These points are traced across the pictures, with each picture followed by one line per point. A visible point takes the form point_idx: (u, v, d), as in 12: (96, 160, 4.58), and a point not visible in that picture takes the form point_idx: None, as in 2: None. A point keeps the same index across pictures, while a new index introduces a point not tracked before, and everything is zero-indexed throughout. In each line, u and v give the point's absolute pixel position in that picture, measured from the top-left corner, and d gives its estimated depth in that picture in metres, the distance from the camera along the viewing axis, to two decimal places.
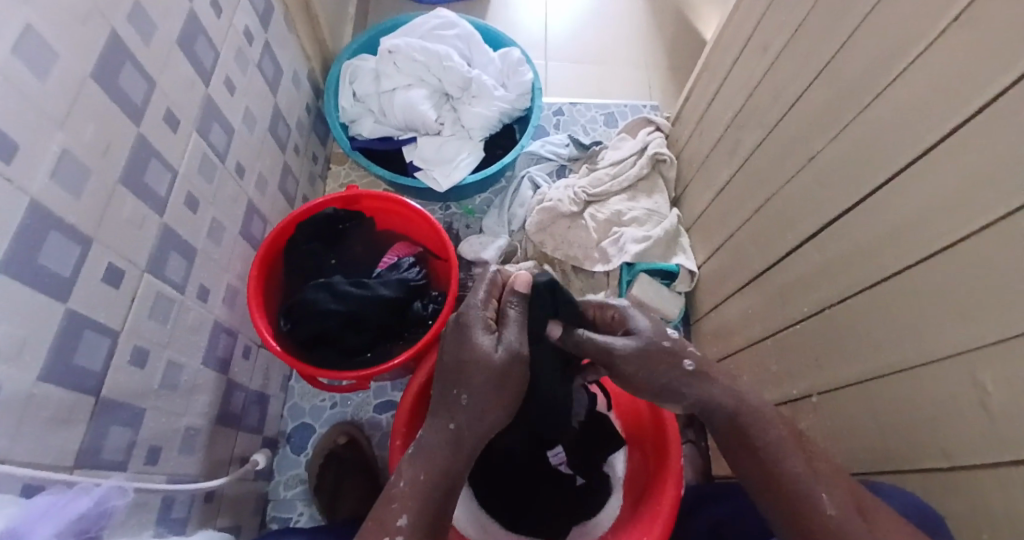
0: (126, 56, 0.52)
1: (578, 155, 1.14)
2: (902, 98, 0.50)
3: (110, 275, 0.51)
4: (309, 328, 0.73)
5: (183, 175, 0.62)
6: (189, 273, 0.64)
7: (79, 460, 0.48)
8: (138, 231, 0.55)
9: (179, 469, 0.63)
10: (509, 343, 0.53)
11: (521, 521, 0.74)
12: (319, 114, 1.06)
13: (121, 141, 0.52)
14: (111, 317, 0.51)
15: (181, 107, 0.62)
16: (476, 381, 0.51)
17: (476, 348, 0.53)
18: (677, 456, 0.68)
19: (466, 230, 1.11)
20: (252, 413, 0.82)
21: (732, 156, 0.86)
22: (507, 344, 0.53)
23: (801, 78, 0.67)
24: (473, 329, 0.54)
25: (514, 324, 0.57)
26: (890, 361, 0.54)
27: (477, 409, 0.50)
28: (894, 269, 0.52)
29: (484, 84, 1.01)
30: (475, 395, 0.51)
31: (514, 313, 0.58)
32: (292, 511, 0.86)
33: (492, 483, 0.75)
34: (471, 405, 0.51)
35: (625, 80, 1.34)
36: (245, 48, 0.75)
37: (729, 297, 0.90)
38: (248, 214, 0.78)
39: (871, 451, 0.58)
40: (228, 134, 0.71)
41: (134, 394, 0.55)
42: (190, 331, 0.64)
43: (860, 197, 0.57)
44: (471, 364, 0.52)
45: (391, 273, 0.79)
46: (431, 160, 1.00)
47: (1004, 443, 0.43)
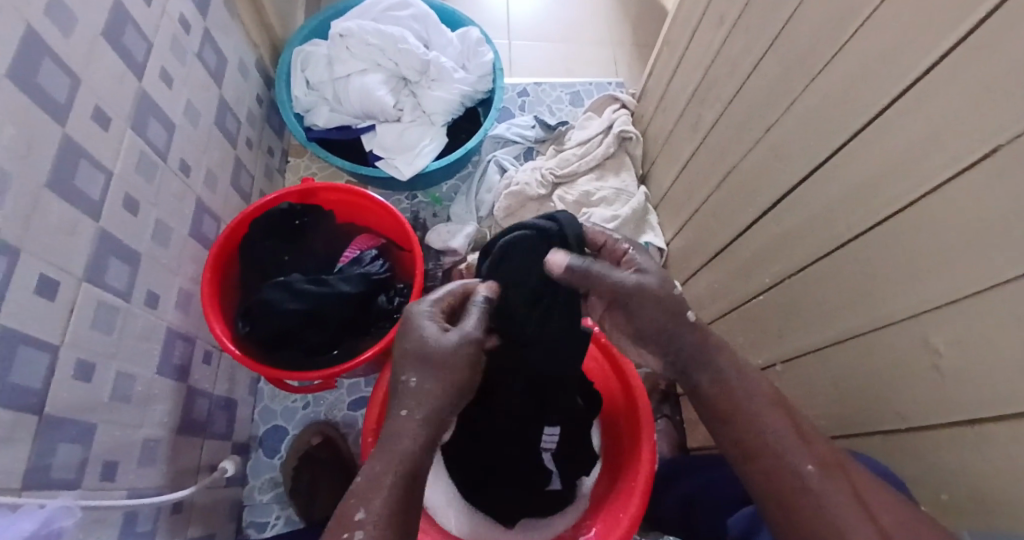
0: (44, 51, 0.48)
1: (544, 137, 1.11)
2: (855, 65, 0.49)
3: (43, 287, 0.48)
4: (267, 327, 0.71)
5: (119, 176, 0.59)
6: (134, 279, 0.61)
7: (25, 481, 0.46)
8: (72, 237, 0.52)
9: (140, 480, 0.61)
10: (464, 330, 0.51)
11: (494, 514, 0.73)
12: (272, 105, 1.02)
13: (44, 142, 0.48)
14: (49, 331, 0.49)
15: (111, 104, 0.58)
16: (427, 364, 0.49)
17: (428, 339, 0.50)
18: (650, 436, 0.67)
19: (433, 218, 1.08)
20: (219, 419, 0.79)
21: (694, 132, 0.85)
22: (463, 331, 0.51)
23: (755, 50, 0.66)
24: (423, 319, 0.52)
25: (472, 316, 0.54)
26: (848, 331, 0.54)
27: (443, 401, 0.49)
28: (850, 240, 0.52)
29: (442, 66, 0.98)
30: (424, 376, 0.49)
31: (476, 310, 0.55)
32: (269, 515, 0.84)
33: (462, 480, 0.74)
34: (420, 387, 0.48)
35: (589, 58, 1.32)
36: (182, 37, 0.71)
37: (697, 274, 0.89)
38: (197, 214, 0.74)
39: (834, 421, 0.59)
40: (168, 131, 0.68)
41: (82, 408, 0.52)
42: (140, 339, 0.62)
43: (816, 168, 0.56)
44: (432, 352, 0.49)
45: (353, 267, 0.77)
46: (392, 148, 0.97)
47: (959, 406, 0.43)
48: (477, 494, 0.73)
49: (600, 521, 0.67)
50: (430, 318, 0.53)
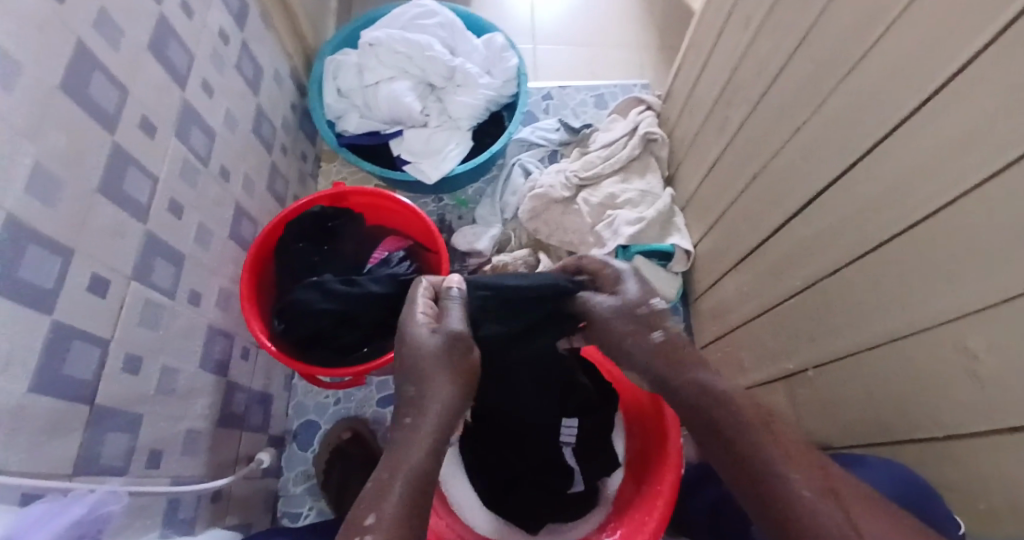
0: (94, 64, 0.52)
1: (569, 139, 1.12)
2: (883, 61, 0.49)
3: (95, 285, 0.51)
4: (301, 326, 0.73)
5: (164, 180, 0.62)
6: (177, 279, 0.64)
7: (77, 467, 0.49)
8: (120, 240, 0.55)
9: (181, 471, 0.64)
10: (448, 328, 0.55)
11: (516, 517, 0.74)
12: (306, 113, 1.06)
13: (96, 150, 0.52)
14: (100, 327, 0.52)
15: (157, 113, 0.61)
16: (423, 369, 0.52)
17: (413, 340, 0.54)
18: (676, 438, 0.67)
19: (460, 221, 1.10)
20: (255, 413, 0.83)
21: (721, 131, 0.85)
22: (446, 329, 0.55)
23: (783, 49, 0.65)
24: (410, 325, 0.56)
25: (454, 310, 0.58)
26: (882, 331, 0.53)
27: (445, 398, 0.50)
28: (882, 238, 0.51)
29: (468, 72, 0.99)
30: (435, 381, 0.51)
31: (453, 305, 0.59)
32: (302, 506, 0.87)
33: (486, 479, 0.75)
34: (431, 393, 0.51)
35: (614, 60, 1.32)
36: (221, 49, 0.75)
37: (725, 274, 0.88)
38: (236, 217, 0.78)
39: (869, 423, 0.58)
40: (208, 138, 0.71)
41: (129, 399, 0.55)
42: (182, 335, 0.65)
43: (847, 166, 0.55)
44: (417, 358, 0.53)
45: (382, 269, 0.80)
46: (420, 153, 0.99)
47: (1001, 409, 0.42)
48: (497, 492, 0.74)
49: (625, 521, 0.66)
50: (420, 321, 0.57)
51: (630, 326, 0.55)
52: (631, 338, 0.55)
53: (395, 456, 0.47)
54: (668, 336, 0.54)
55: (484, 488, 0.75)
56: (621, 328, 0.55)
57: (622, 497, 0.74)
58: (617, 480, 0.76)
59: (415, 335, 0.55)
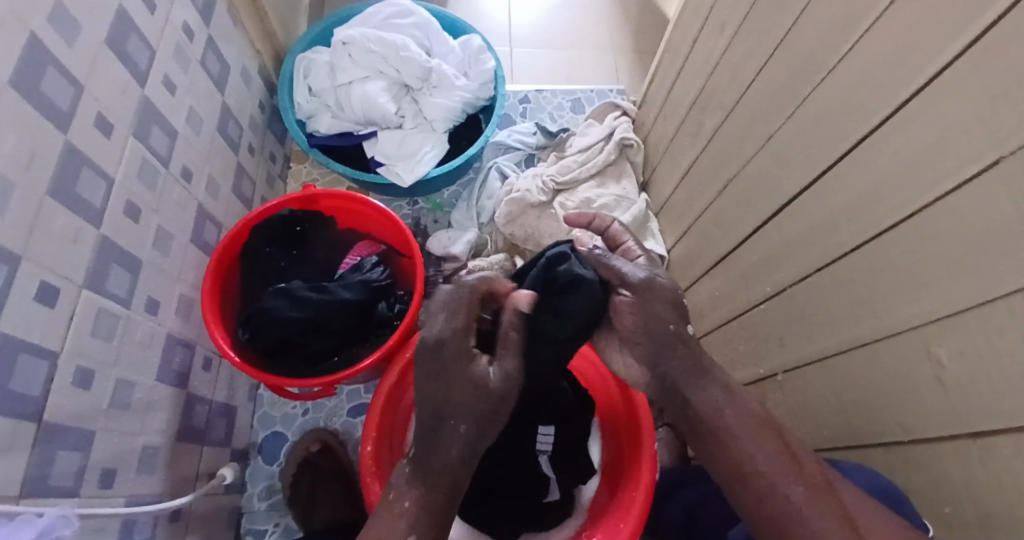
0: (47, 59, 0.49)
1: (545, 144, 1.12)
2: (855, 75, 0.49)
3: (45, 294, 0.48)
4: (268, 334, 0.70)
5: (121, 183, 0.59)
6: (135, 286, 0.61)
7: (24, 488, 0.46)
8: (73, 246, 0.52)
9: (138, 489, 0.61)
10: (504, 366, 0.50)
11: (492, 527, 0.73)
12: (274, 112, 1.03)
13: (47, 151, 0.49)
14: (49, 339, 0.49)
15: (114, 111, 0.58)
16: (477, 409, 0.47)
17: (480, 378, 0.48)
18: (650, 441, 0.68)
19: (435, 225, 1.09)
20: (218, 426, 0.79)
21: (696, 139, 0.85)
22: (502, 366, 0.50)
23: (757, 59, 0.66)
24: (466, 359, 0.48)
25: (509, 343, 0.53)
26: (851, 341, 0.54)
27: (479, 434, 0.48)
28: (852, 249, 0.52)
29: (444, 73, 0.98)
30: (475, 415, 0.48)
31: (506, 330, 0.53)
32: (268, 522, 0.84)
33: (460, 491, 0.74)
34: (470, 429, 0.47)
35: (590, 64, 1.32)
36: (185, 45, 0.72)
37: (698, 281, 0.89)
38: (199, 220, 0.75)
39: (836, 431, 0.59)
40: (170, 138, 0.68)
41: (81, 415, 0.52)
42: (140, 346, 0.62)
43: (818, 177, 0.56)
44: (476, 394, 0.48)
45: (354, 275, 0.77)
46: (394, 155, 0.97)
47: (964, 419, 0.43)
48: (471, 503, 0.73)
49: (602, 526, 0.66)
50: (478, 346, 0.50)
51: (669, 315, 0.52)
52: (673, 325, 0.51)
53: (417, 472, 0.48)
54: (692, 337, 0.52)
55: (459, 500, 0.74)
56: (664, 314, 0.51)
57: (597, 504, 0.75)
58: (592, 488, 0.78)
59: (471, 369, 0.48)
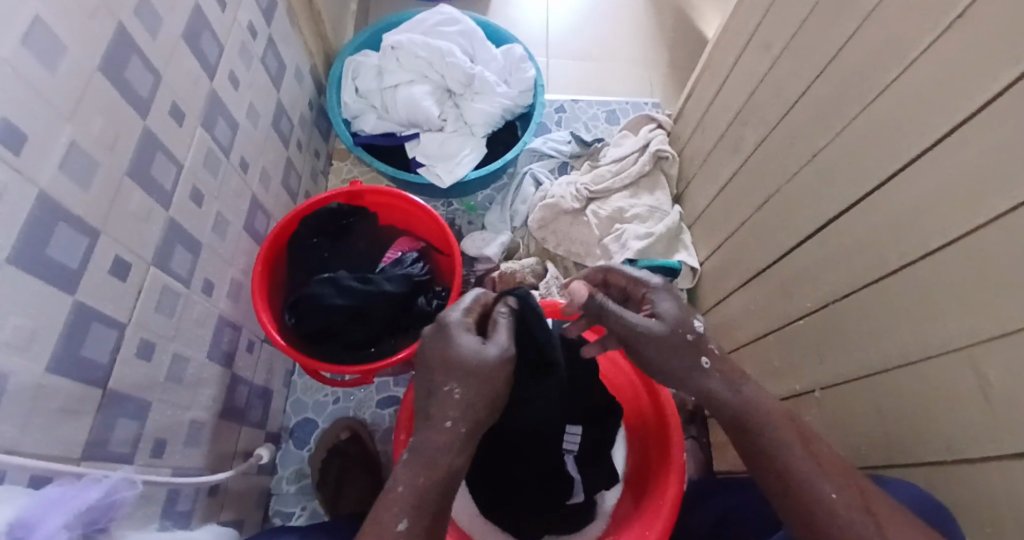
0: (132, 49, 0.52)
1: (580, 152, 1.14)
2: (905, 95, 0.50)
3: (118, 268, 0.51)
4: (312, 321, 0.73)
5: (188, 169, 0.62)
6: (194, 267, 0.64)
7: (86, 451, 0.48)
8: (144, 225, 0.55)
9: (184, 462, 0.64)
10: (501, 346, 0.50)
11: (517, 527, 0.73)
12: (322, 110, 1.07)
13: (127, 134, 0.52)
14: (119, 310, 0.52)
15: (186, 101, 0.62)
16: (462, 377, 0.47)
17: (469, 352, 0.48)
18: (679, 451, 0.68)
19: (468, 226, 1.11)
20: (256, 408, 0.82)
21: (735, 153, 0.86)
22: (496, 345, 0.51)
23: (803, 76, 0.67)
24: (456, 330, 0.50)
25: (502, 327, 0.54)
26: (894, 356, 0.54)
27: (475, 417, 0.47)
28: (897, 266, 0.53)
29: (486, 80, 1.01)
30: (465, 395, 0.47)
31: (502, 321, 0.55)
32: (295, 506, 0.86)
33: (484, 488, 0.75)
34: (461, 401, 0.46)
35: (626, 77, 1.34)
36: (249, 43, 0.75)
37: (732, 293, 0.90)
38: (251, 209, 0.78)
39: (874, 446, 0.59)
40: (232, 129, 0.71)
41: (140, 385, 0.55)
42: (194, 324, 0.64)
43: (863, 194, 0.57)
44: (460, 364, 0.48)
45: (395, 268, 0.79)
46: (434, 156, 1.00)
47: (1010, 438, 0.43)
48: (494, 500, 0.74)
49: (628, 532, 0.67)
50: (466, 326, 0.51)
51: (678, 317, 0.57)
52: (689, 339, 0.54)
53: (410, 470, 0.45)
54: (714, 367, 0.54)
55: (484, 498, 0.75)
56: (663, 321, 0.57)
57: (620, 512, 0.75)
58: (614, 494, 0.78)
59: (457, 341, 0.49)
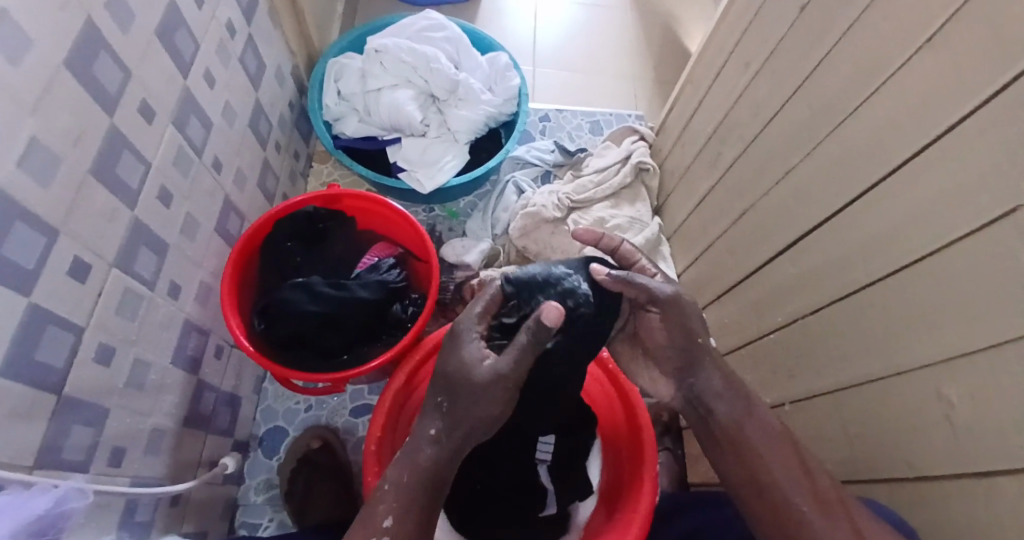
0: (101, 44, 0.50)
1: (563, 161, 1.13)
2: (878, 117, 0.51)
3: (77, 269, 0.49)
4: (283, 326, 0.72)
5: (157, 168, 0.60)
6: (160, 269, 0.62)
7: (38, 459, 0.46)
8: (108, 225, 0.53)
9: (144, 470, 0.62)
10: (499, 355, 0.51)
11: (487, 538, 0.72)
12: (303, 112, 1.05)
13: (93, 132, 0.50)
14: (77, 313, 0.50)
15: (158, 99, 0.60)
16: (462, 391, 0.50)
17: (471, 365, 0.50)
18: (652, 464, 0.68)
19: (449, 232, 1.10)
20: (223, 415, 0.80)
21: (713, 167, 0.87)
22: (497, 356, 0.51)
23: (780, 95, 0.68)
24: (463, 343, 0.52)
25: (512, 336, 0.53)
26: (863, 373, 0.55)
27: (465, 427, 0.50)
28: (867, 285, 0.53)
29: (470, 87, 1.01)
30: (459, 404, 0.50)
31: (508, 328, 0.54)
32: (261, 516, 0.84)
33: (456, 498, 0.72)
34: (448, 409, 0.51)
35: (610, 88, 1.35)
36: (227, 42, 0.74)
37: (708, 306, 0.90)
38: (224, 210, 0.76)
39: (840, 463, 0.60)
40: (206, 129, 0.70)
41: (98, 391, 0.53)
42: (158, 328, 0.62)
43: (836, 213, 0.58)
44: (460, 375, 0.50)
45: (370, 274, 0.78)
46: (416, 161, 0.99)
47: (972, 457, 0.43)
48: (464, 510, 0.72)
49: None
50: (476, 339, 0.53)
51: (701, 327, 0.57)
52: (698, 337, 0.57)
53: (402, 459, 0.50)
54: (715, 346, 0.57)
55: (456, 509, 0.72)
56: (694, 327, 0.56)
57: (593, 525, 0.74)
58: (588, 507, 0.77)
59: (468, 355, 0.51)
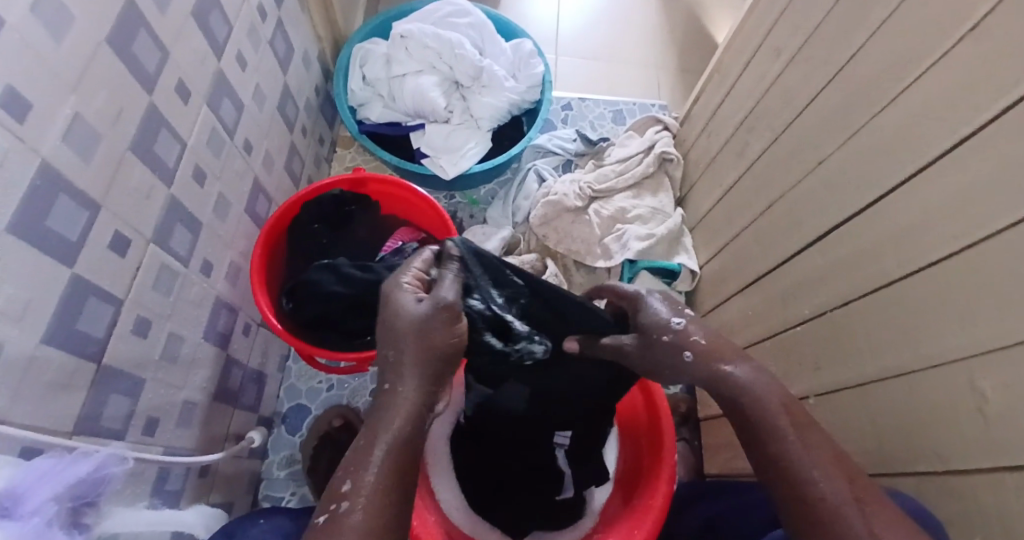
0: (141, 24, 0.51)
1: (584, 151, 1.13)
2: (914, 106, 0.50)
3: (116, 244, 0.51)
4: (310, 306, 0.73)
5: (191, 147, 0.62)
6: (193, 247, 0.64)
7: (77, 426, 0.48)
8: (145, 202, 0.55)
9: (176, 441, 0.64)
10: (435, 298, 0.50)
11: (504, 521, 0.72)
12: (328, 97, 1.06)
13: (132, 110, 0.52)
14: (116, 286, 0.51)
15: (192, 80, 0.61)
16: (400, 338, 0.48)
17: (400, 310, 0.50)
18: (672, 453, 0.68)
19: (470, 219, 1.11)
20: (249, 391, 0.82)
21: (740, 158, 0.86)
22: (434, 298, 0.51)
23: (812, 84, 0.67)
24: (396, 293, 0.52)
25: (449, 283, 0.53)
26: (891, 365, 0.54)
27: (417, 377, 0.48)
28: (898, 276, 0.53)
29: (495, 74, 1.00)
30: (402, 353, 0.48)
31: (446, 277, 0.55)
32: (284, 490, 0.86)
33: (473, 481, 0.74)
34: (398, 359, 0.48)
35: (634, 77, 1.34)
36: (258, 26, 0.75)
37: (730, 297, 0.90)
38: (253, 192, 0.77)
39: (865, 455, 0.59)
40: (237, 111, 0.71)
41: (134, 362, 0.55)
42: (191, 304, 0.64)
43: (866, 204, 0.57)
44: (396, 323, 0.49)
45: (395, 258, 0.79)
46: (439, 148, 1.00)
47: (1004, 450, 0.43)
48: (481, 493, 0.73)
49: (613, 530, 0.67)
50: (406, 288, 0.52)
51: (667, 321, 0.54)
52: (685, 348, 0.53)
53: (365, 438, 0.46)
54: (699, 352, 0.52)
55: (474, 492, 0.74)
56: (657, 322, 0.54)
57: (608, 511, 0.74)
58: (604, 493, 0.76)
59: (400, 303, 0.50)
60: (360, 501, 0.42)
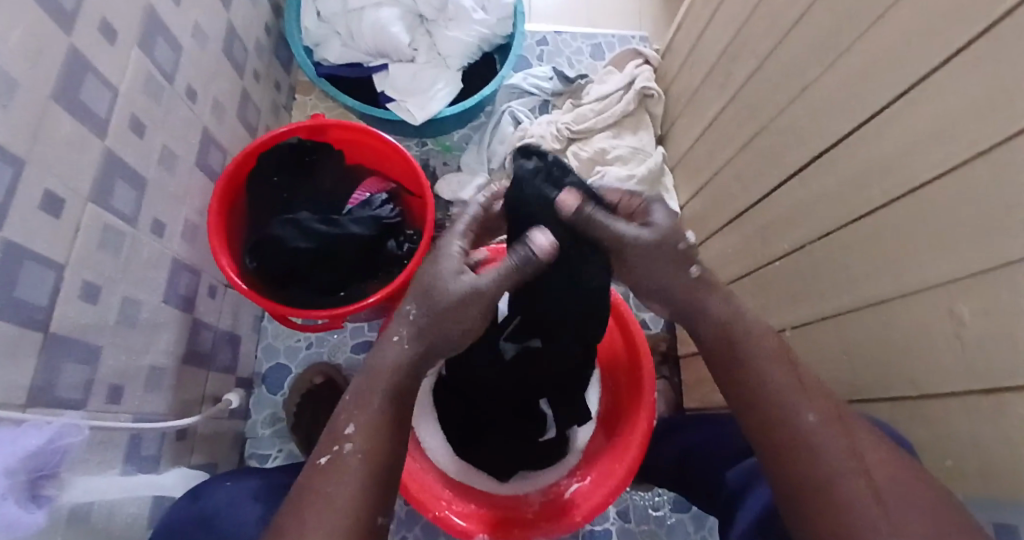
0: None
1: (561, 90, 1.07)
2: (902, 23, 0.47)
3: (50, 203, 0.46)
4: (276, 262, 0.70)
5: (126, 94, 0.56)
6: (141, 204, 0.59)
7: (31, 397, 0.46)
8: (78, 156, 0.50)
9: (146, 406, 0.62)
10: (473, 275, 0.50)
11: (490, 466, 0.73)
12: (281, 37, 0.98)
13: (52, 53, 0.46)
14: (55, 249, 0.48)
15: (119, 18, 0.55)
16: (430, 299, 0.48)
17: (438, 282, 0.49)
18: (650, 390, 0.68)
19: (444, 167, 1.06)
20: (223, 353, 0.80)
21: (722, 90, 0.82)
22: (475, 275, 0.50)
23: (796, 5, 0.63)
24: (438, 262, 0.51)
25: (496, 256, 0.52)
26: (867, 297, 0.54)
27: (428, 332, 0.48)
28: (879, 207, 0.51)
29: (461, 6, 0.93)
30: (421, 308, 0.49)
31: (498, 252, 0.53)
32: (271, 448, 0.86)
33: (458, 429, 0.74)
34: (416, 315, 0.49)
35: (613, 8, 1.26)
36: None
37: (711, 237, 0.88)
38: (204, 143, 0.72)
39: (843, 388, 0.60)
40: (175, 53, 0.65)
41: (88, 328, 0.52)
42: (145, 266, 0.61)
43: (849, 133, 0.55)
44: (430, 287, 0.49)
45: (362, 210, 0.75)
46: (405, 90, 0.94)
47: (980, 377, 0.43)
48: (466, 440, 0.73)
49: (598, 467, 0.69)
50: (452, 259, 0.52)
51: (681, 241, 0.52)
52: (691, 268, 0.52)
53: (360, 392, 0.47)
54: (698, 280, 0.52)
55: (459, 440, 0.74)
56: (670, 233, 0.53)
57: (592, 447, 0.76)
58: (586, 432, 0.78)
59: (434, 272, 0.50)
60: (361, 443, 0.43)
